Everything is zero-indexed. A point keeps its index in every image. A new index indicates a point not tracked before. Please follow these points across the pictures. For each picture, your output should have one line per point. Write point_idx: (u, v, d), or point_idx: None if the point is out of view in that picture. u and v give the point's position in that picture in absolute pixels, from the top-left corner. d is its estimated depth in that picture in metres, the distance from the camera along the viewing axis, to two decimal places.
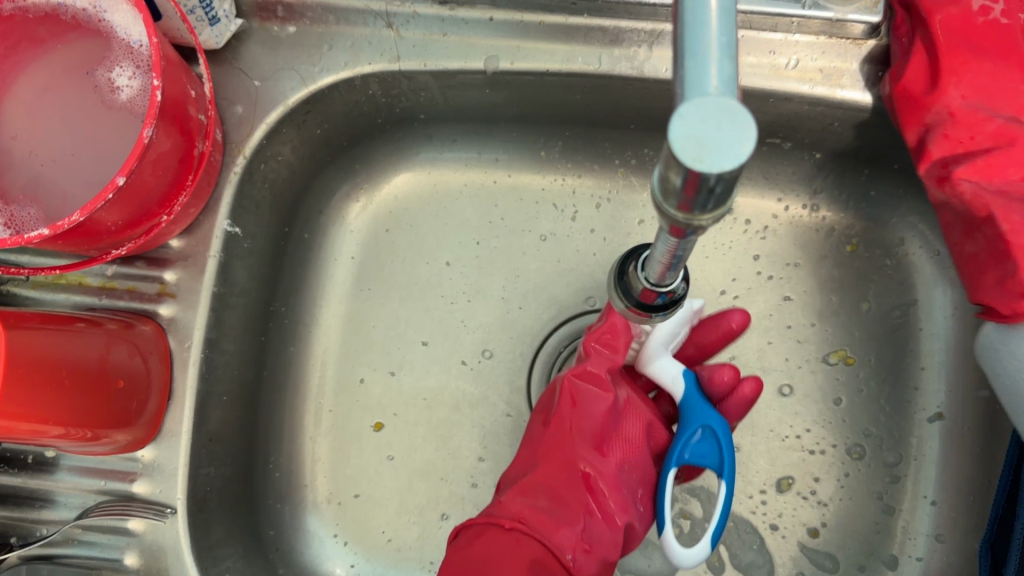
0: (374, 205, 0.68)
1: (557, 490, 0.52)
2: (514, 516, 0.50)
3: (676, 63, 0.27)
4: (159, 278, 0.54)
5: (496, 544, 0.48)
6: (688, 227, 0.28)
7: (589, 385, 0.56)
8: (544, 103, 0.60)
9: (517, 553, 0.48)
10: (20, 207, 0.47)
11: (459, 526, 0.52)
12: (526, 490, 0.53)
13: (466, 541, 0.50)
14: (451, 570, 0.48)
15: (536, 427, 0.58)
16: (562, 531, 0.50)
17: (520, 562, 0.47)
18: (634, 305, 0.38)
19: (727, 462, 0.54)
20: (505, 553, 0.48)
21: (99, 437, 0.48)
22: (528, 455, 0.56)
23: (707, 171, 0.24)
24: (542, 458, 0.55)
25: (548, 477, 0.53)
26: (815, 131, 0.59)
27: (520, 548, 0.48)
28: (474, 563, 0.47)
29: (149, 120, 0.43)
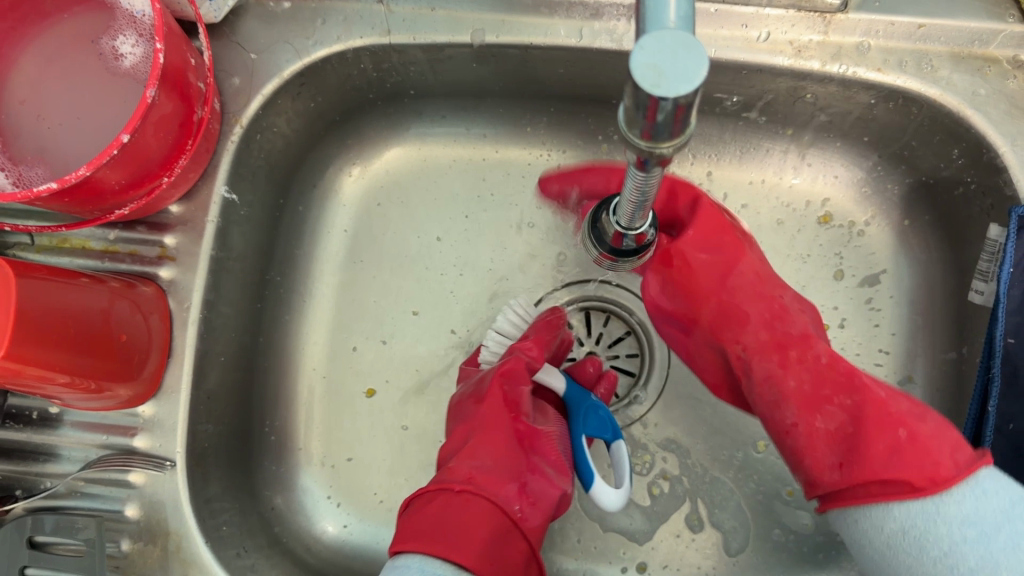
0: (366, 179, 0.71)
1: (500, 452, 0.53)
2: (461, 479, 0.50)
3: (640, 4, 0.29)
4: (159, 242, 0.56)
5: (446, 506, 0.48)
6: (651, 156, 0.30)
7: (512, 376, 0.59)
8: (528, 78, 0.62)
9: (468, 511, 0.47)
10: (28, 168, 0.50)
11: (408, 497, 0.51)
12: (471, 454, 0.52)
13: (418, 508, 0.49)
14: (407, 536, 0.47)
15: (468, 407, 0.58)
16: (510, 486, 0.50)
17: (472, 520, 0.47)
18: (605, 251, 0.41)
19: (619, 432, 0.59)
20: (456, 514, 0.47)
21: (102, 389, 0.51)
22: (466, 428, 0.56)
23: (664, 95, 0.26)
24: (477, 428, 0.55)
25: (486, 441, 0.54)
26: (789, 104, 0.62)
27: (471, 508, 0.48)
28: (428, 526, 0.47)
29: (152, 82, 0.45)
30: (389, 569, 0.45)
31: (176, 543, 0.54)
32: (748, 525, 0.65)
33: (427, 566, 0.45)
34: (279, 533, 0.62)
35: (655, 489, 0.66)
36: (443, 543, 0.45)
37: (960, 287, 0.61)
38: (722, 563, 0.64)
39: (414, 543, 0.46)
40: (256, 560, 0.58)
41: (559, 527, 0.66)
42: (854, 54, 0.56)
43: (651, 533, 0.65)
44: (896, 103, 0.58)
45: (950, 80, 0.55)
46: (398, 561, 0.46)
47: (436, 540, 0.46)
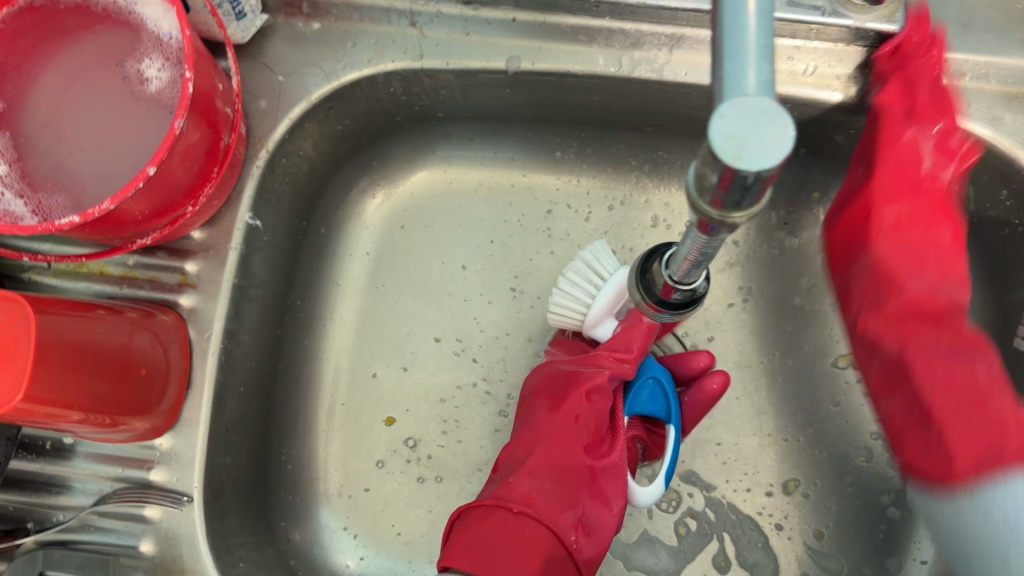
0: (391, 201, 0.69)
1: (562, 473, 0.52)
2: (521, 498, 0.50)
3: (716, 63, 0.27)
4: (180, 269, 0.55)
5: (502, 528, 0.48)
6: (721, 223, 0.28)
7: (596, 388, 0.55)
8: (563, 104, 0.61)
9: (525, 536, 0.47)
10: (47, 195, 0.48)
11: (463, 507, 0.51)
12: (532, 471, 0.52)
13: (474, 519, 0.49)
14: (460, 551, 0.47)
15: (541, 411, 0.57)
16: (568, 515, 0.50)
17: (528, 546, 0.47)
18: (652, 302, 0.39)
19: (673, 413, 0.58)
20: (513, 533, 0.47)
21: (117, 423, 0.49)
22: (530, 436, 0.55)
23: (745, 168, 0.24)
24: (545, 439, 0.54)
25: (550, 460, 0.52)
26: (830, 137, 0.60)
27: (527, 532, 0.48)
28: (480, 546, 0.47)
29: (180, 111, 0.44)
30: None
31: None
32: (778, 568, 0.63)
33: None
34: (294, 566, 0.60)
35: (681, 527, 0.64)
36: (494, 564, 0.46)
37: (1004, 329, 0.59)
38: None
39: (463, 561, 0.46)
40: None
41: None
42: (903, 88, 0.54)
43: (676, 572, 0.63)
44: None
45: (1001, 119, 0.53)
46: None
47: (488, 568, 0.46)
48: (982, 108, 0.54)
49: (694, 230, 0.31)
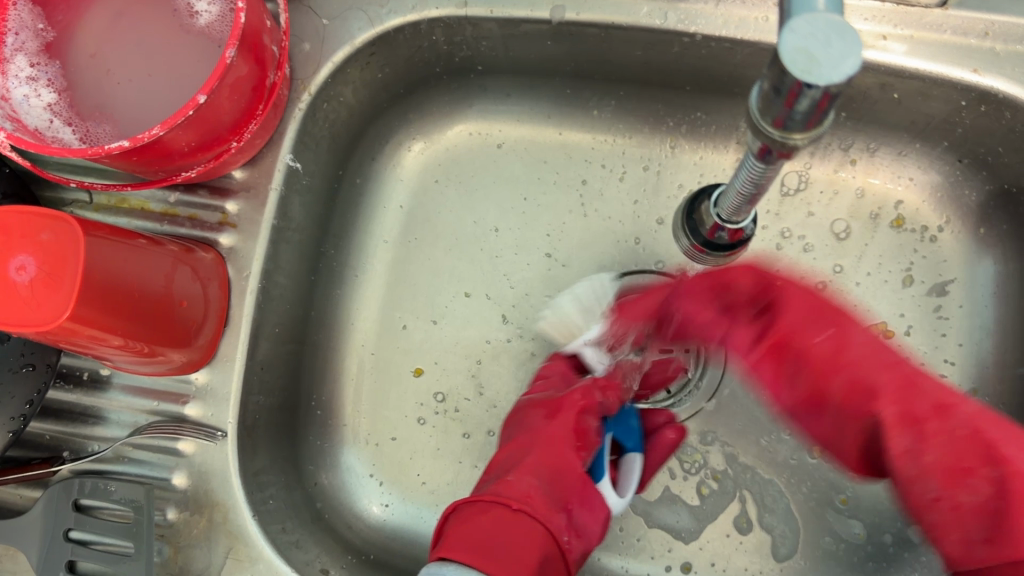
0: (426, 154, 0.69)
1: (558, 480, 0.56)
2: (520, 495, 0.53)
3: None
4: (220, 208, 0.55)
5: (500, 520, 0.50)
6: (781, 146, 0.28)
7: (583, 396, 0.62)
8: (603, 59, 0.61)
9: (523, 532, 0.50)
10: (95, 123, 0.49)
11: (459, 502, 0.53)
12: (531, 472, 0.55)
13: (469, 514, 0.52)
14: (456, 543, 0.49)
15: (535, 417, 0.60)
16: (560, 516, 0.53)
17: (524, 540, 0.50)
18: (699, 243, 0.39)
19: (638, 441, 0.65)
20: (507, 529, 0.50)
21: (157, 353, 0.49)
22: (525, 439, 0.59)
23: (814, 81, 0.24)
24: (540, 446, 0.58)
25: (548, 476, 0.56)
26: (872, 101, 0.60)
27: (526, 528, 0.50)
28: (478, 539, 0.49)
29: (232, 41, 0.44)
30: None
31: (223, 515, 0.53)
32: (799, 530, 0.63)
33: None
34: (321, 509, 0.61)
35: (704, 488, 0.64)
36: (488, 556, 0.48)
37: None
38: (771, 568, 0.63)
39: (463, 553, 0.48)
40: (301, 537, 0.57)
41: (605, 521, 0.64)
42: (949, 51, 0.54)
43: (697, 531, 0.64)
44: (992, 107, 0.55)
45: None
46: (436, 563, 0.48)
47: (485, 552, 0.48)
48: None
49: (755, 162, 0.31)
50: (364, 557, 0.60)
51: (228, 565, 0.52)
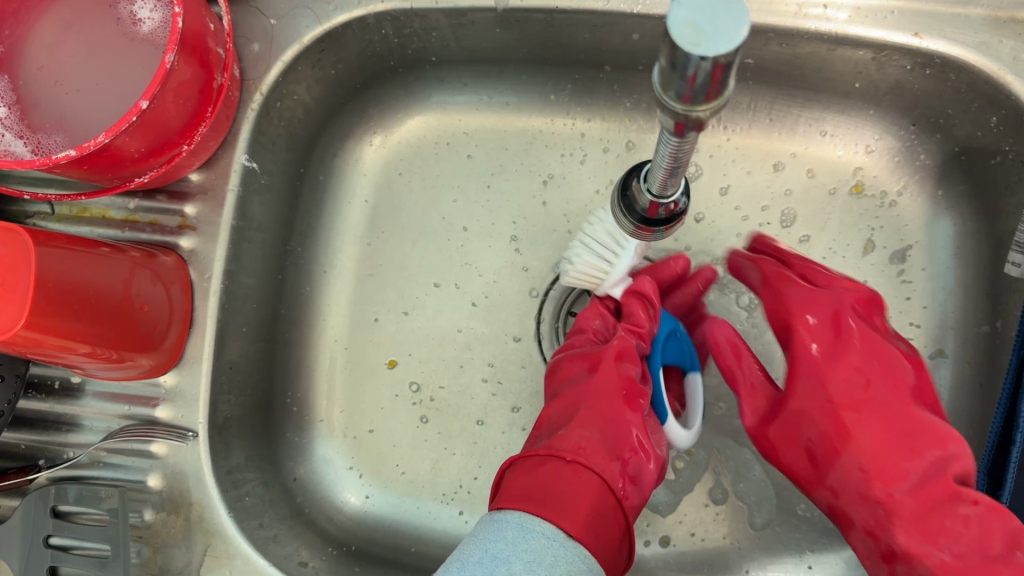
0: (388, 147, 0.70)
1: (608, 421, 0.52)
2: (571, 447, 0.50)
3: None
4: (179, 212, 0.56)
5: (557, 476, 0.47)
6: (687, 120, 0.29)
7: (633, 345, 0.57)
8: (553, 44, 0.61)
9: (580, 489, 0.46)
10: (46, 135, 0.49)
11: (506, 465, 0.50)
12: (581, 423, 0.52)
13: (525, 470, 0.48)
14: (517, 494, 0.46)
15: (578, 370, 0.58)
16: (614, 465, 0.49)
17: (586, 495, 0.46)
18: (638, 222, 0.40)
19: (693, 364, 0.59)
20: (566, 479, 0.47)
21: (123, 358, 0.50)
22: (575, 393, 0.55)
23: (703, 53, 0.25)
24: (586, 401, 0.54)
25: (597, 410, 0.53)
26: (821, 70, 0.60)
27: (582, 479, 0.47)
28: (536, 490, 0.46)
29: (171, 46, 0.45)
30: (489, 522, 0.45)
31: (199, 513, 0.54)
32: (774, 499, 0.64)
33: (534, 527, 0.44)
34: (301, 503, 0.62)
35: (678, 462, 0.65)
36: (549, 508, 0.45)
37: (995, 257, 0.60)
38: (748, 538, 0.63)
39: (523, 502, 0.45)
40: (279, 531, 0.58)
41: None
42: (891, 17, 0.54)
43: (673, 504, 0.64)
44: (936, 69, 0.56)
45: (990, 42, 0.53)
46: (493, 516, 0.46)
47: (545, 505, 0.45)
48: (970, 33, 0.54)
49: (672, 138, 0.32)
50: (346, 548, 0.61)
51: (206, 562, 0.53)
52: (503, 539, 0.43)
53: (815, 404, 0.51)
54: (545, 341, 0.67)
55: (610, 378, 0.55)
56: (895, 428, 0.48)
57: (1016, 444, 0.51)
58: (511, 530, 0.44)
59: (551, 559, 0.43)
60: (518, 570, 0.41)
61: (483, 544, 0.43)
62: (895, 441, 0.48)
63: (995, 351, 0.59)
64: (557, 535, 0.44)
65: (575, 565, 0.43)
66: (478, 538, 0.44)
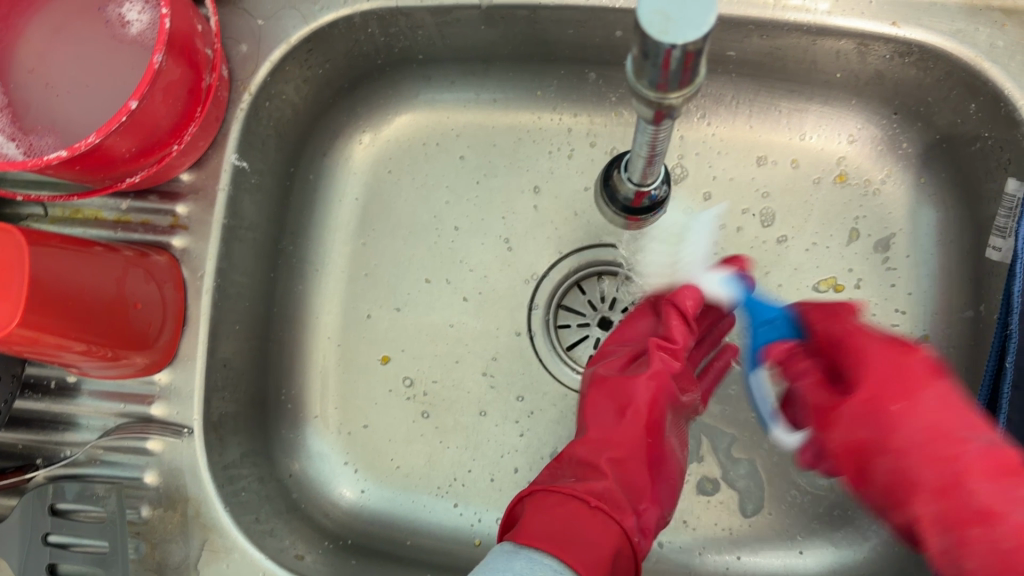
0: (377, 145, 0.70)
1: (632, 479, 0.56)
2: (586, 494, 0.53)
3: None
4: (171, 211, 0.57)
5: (572, 520, 0.50)
6: (661, 107, 0.30)
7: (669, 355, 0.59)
8: (538, 40, 0.62)
9: (593, 529, 0.50)
10: (38, 137, 0.50)
11: (522, 493, 0.54)
12: (603, 468, 0.56)
13: (541, 506, 0.51)
14: (535, 532, 0.49)
15: (608, 414, 0.59)
16: (632, 517, 0.53)
17: (600, 539, 0.50)
18: (621, 211, 0.40)
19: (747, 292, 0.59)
20: (586, 525, 0.50)
21: (118, 357, 0.51)
22: (598, 437, 0.58)
23: (671, 41, 0.26)
24: (606, 445, 0.58)
25: (625, 472, 0.56)
26: (802, 61, 0.61)
27: (598, 523, 0.51)
28: (552, 532, 0.49)
29: (159, 47, 0.46)
30: (504, 554, 0.47)
31: (196, 509, 0.54)
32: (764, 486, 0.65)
33: (541, 561, 0.46)
34: (297, 499, 0.63)
35: None
36: (568, 550, 0.47)
37: (978, 243, 0.60)
38: (739, 525, 0.64)
39: (542, 543, 0.47)
40: (275, 526, 0.58)
41: None
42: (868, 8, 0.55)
43: None
44: (915, 58, 0.57)
45: (966, 30, 0.55)
46: (507, 544, 0.48)
47: (562, 547, 0.47)
48: (946, 22, 0.55)
49: (649, 129, 0.33)
50: (342, 542, 0.62)
51: (203, 556, 0.54)
52: (511, 570, 0.45)
53: (872, 385, 0.53)
54: (538, 336, 0.67)
55: (632, 424, 0.58)
56: (931, 454, 0.50)
57: (1000, 424, 0.51)
58: (520, 561, 0.46)
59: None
60: None
61: (492, 572, 0.45)
62: (926, 472, 0.49)
63: (979, 335, 0.60)
64: (562, 569, 0.46)
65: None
66: (486, 564, 0.46)
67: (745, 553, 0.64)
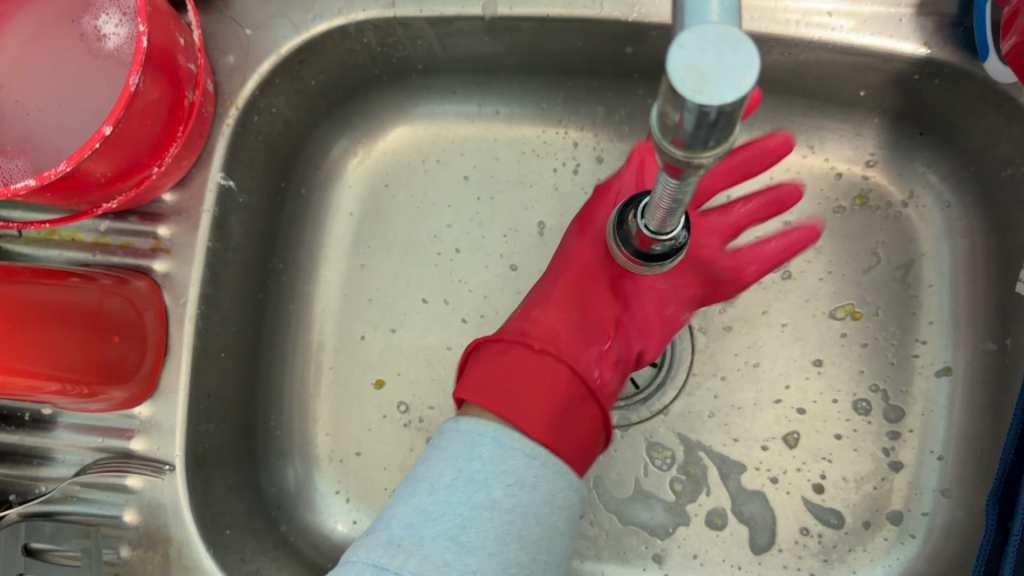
0: (373, 157, 0.67)
1: (590, 310, 0.53)
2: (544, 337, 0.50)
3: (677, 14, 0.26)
4: (153, 233, 0.53)
5: (521, 365, 0.46)
6: (688, 166, 0.26)
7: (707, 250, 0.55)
8: (545, 52, 0.58)
9: (545, 377, 0.46)
10: (7, 159, 0.46)
11: (478, 339, 0.50)
12: (559, 304, 0.52)
13: (489, 355, 0.48)
14: (473, 383, 0.46)
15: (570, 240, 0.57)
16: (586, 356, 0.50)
17: (549, 386, 0.45)
18: (632, 253, 0.37)
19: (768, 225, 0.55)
20: (529, 368, 0.46)
21: (95, 393, 0.48)
22: (559, 265, 0.56)
23: (707, 101, 0.22)
24: (569, 269, 0.55)
25: (591, 314, 0.53)
26: (824, 78, 0.58)
27: (548, 369, 0.46)
28: (492, 381, 0.45)
29: (136, 67, 0.42)
30: (457, 436, 0.44)
31: (177, 550, 0.51)
32: (775, 522, 0.62)
33: (507, 443, 0.43)
34: (286, 532, 0.60)
35: (677, 484, 0.63)
36: (508, 405, 0.44)
37: (1003, 274, 0.57)
38: (749, 563, 0.61)
39: (479, 397, 0.45)
40: (262, 564, 0.55)
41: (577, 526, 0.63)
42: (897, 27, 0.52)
43: (672, 527, 0.62)
44: (945, 78, 0.53)
45: None
46: (453, 417, 0.46)
47: (502, 400, 0.44)
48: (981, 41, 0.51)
49: (672, 184, 0.29)
50: None
51: None
52: (477, 458, 0.42)
53: None
54: None
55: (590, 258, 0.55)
56: None
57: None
58: (485, 447, 0.42)
59: (533, 481, 0.42)
60: (499, 495, 0.41)
61: (457, 461, 0.42)
62: None
63: (1005, 370, 0.57)
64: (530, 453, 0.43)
65: (556, 485, 0.43)
66: (449, 453, 0.43)
67: None
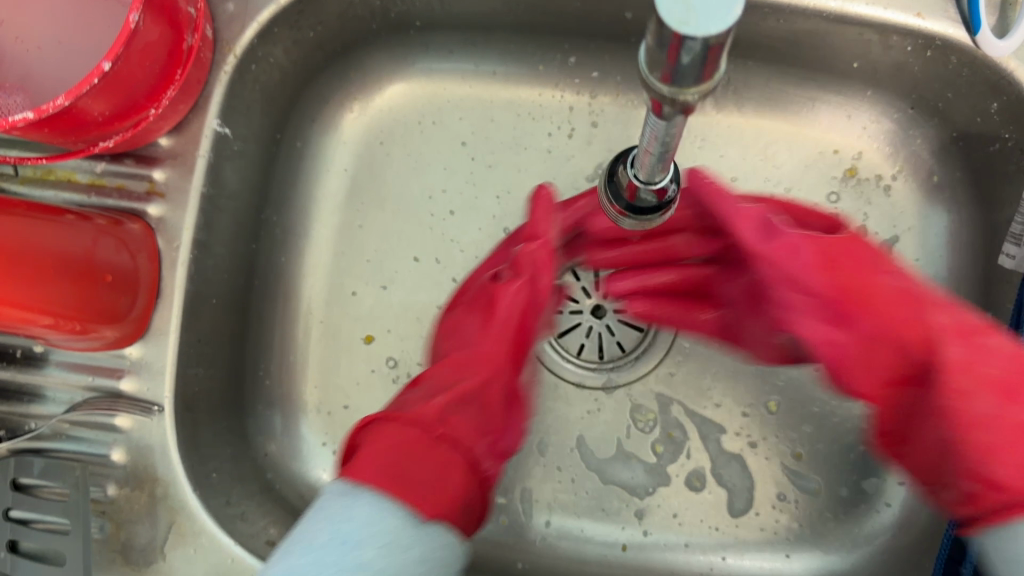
0: (370, 114, 0.67)
1: (494, 368, 0.53)
2: (436, 416, 0.49)
3: None
4: (148, 177, 0.54)
5: (407, 448, 0.46)
6: (673, 101, 0.27)
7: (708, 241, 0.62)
8: (542, 9, 0.60)
9: (442, 473, 0.46)
10: (5, 95, 0.47)
11: (361, 427, 0.49)
12: (458, 367, 0.53)
13: (379, 438, 0.47)
14: (360, 467, 0.45)
15: (469, 320, 0.56)
16: (483, 444, 0.50)
17: (447, 485, 0.46)
18: (622, 207, 0.38)
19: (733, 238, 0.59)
20: (426, 458, 0.46)
21: (87, 330, 0.50)
22: (452, 348, 0.56)
23: (693, 32, 0.23)
24: (469, 358, 0.54)
25: (510, 383, 0.54)
26: (818, 48, 0.58)
27: (442, 457, 0.47)
28: (390, 469, 0.45)
29: (136, 5, 0.43)
30: (339, 497, 0.44)
31: (164, 490, 0.52)
32: (752, 486, 0.63)
33: (385, 505, 0.43)
34: (271, 479, 0.61)
35: (659, 446, 0.64)
36: (409, 490, 0.44)
37: (989, 248, 0.59)
38: (725, 524, 0.63)
39: (373, 480, 0.44)
40: (247, 509, 0.56)
41: (559, 484, 0.64)
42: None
43: (652, 487, 0.64)
44: (936, 51, 0.54)
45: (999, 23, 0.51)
46: (333, 488, 0.45)
47: (402, 486, 0.44)
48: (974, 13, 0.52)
49: (661, 124, 0.30)
50: None
51: (170, 540, 0.52)
52: (352, 520, 0.42)
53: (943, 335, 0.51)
54: None
55: (500, 333, 0.54)
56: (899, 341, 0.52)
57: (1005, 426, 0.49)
58: (391, 520, 0.43)
59: (405, 543, 0.43)
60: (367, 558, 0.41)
61: (333, 524, 0.42)
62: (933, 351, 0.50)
63: None
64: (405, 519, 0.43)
65: (427, 546, 0.44)
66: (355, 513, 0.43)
67: (730, 553, 0.63)
